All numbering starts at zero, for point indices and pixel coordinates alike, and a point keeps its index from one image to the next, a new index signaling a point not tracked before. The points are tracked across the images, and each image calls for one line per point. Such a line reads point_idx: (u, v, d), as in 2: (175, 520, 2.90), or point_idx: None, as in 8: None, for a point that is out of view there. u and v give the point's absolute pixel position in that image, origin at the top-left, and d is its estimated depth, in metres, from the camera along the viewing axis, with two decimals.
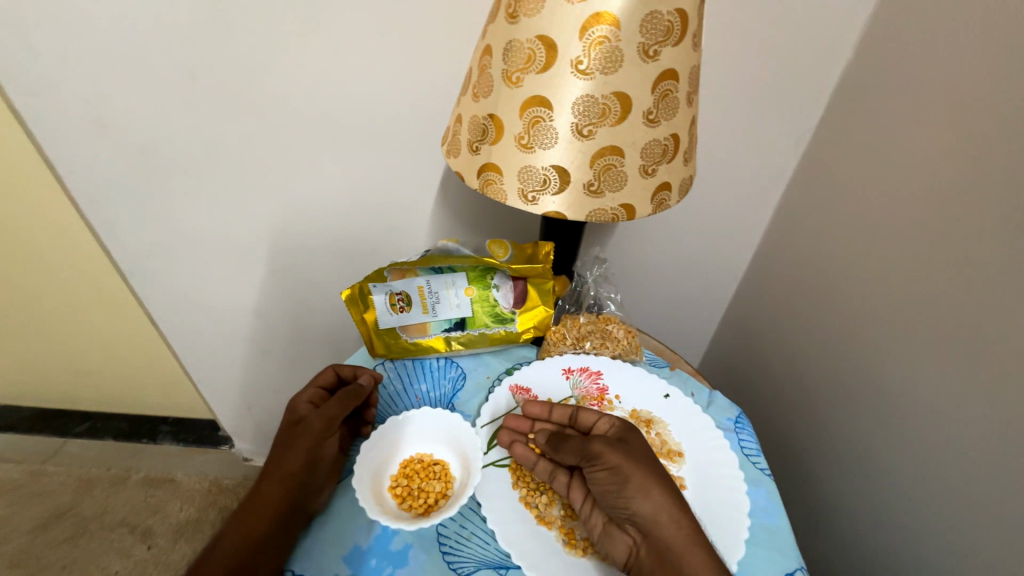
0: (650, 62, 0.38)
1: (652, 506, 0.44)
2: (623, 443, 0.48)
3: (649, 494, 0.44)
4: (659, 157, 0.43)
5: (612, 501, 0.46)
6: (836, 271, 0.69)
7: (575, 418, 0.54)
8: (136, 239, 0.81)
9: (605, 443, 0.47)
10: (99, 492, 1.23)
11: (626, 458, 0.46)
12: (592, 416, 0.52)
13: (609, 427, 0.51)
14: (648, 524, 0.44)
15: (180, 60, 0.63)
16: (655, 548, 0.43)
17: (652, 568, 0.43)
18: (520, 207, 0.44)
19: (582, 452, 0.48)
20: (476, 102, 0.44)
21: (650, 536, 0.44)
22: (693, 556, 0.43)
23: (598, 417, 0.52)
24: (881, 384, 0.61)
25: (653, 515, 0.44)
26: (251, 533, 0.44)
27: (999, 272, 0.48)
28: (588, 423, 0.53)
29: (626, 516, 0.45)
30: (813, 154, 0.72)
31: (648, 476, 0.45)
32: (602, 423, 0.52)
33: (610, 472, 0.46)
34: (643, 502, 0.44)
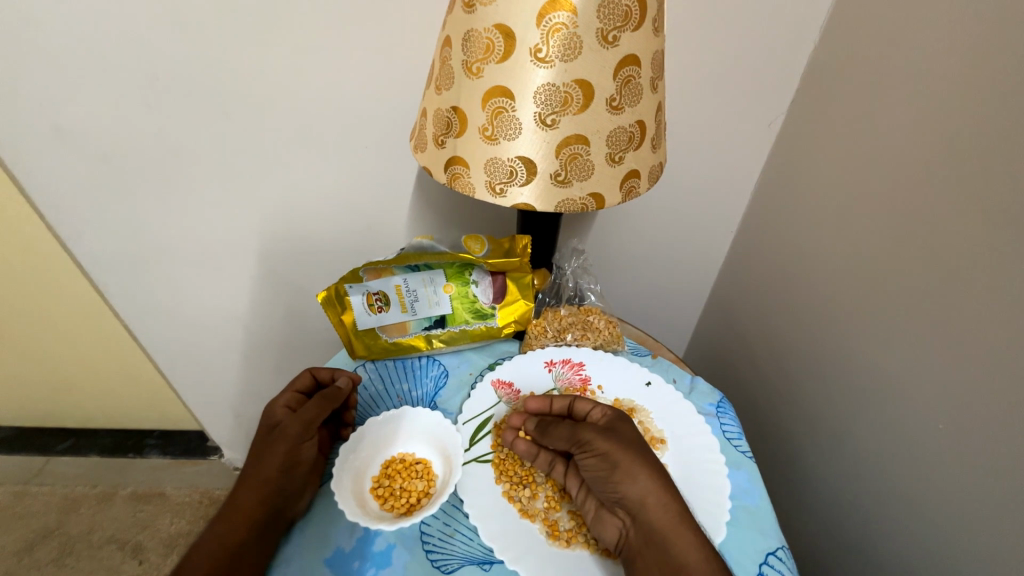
0: (610, 48, 0.38)
1: (640, 490, 0.45)
2: (613, 430, 0.48)
3: (637, 478, 0.45)
4: (626, 145, 0.42)
5: (602, 486, 0.47)
6: (810, 253, 0.69)
7: (571, 409, 0.53)
8: (106, 249, 0.79)
9: (594, 430, 0.48)
10: (85, 510, 1.21)
11: (616, 444, 0.46)
12: (587, 404, 0.51)
13: (602, 416, 0.50)
14: (636, 508, 0.44)
15: (140, 63, 0.62)
16: (644, 531, 0.44)
17: (640, 551, 0.44)
18: (488, 200, 0.43)
19: (572, 439, 0.49)
20: (440, 95, 0.43)
21: (638, 520, 0.44)
22: (680, 537, 0.43)
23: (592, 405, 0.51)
24: (856, 362, 0.61)
25: (641, 498, 0.44)
26: (227, 542, 0.44)
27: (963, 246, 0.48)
28: (581, 413, 0.52)
29: (615, 499, 0.46)
30: (785, 138, 0.73)
31: (636, 461, 0.46)
32: (596, 411, 0.51)
33: (599, 457, 0.46)
34: (632, 486, 0.45)
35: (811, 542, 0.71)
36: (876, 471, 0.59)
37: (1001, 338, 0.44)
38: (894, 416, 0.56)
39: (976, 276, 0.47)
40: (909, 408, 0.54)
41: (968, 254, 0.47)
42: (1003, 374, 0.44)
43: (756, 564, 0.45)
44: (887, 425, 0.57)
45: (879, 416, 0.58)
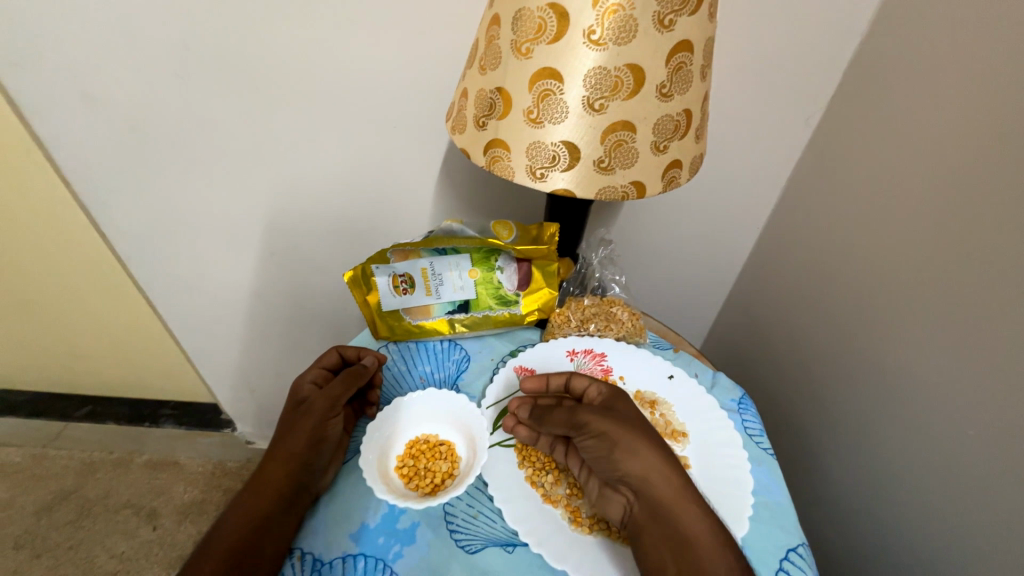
0: (665, 32, 0.37)
1: (641, 465, 0.45)
2: (611, 410, 0.49)
3: (639, 454, 0.45)
4: (671, 134, 0.42)
5: (603, 465, 0.47)
6: (840, 254, 0.68)
7: (569, 385, 0.54)
8: (132, 220, 0.80)
9: (592, 412, 0.48)
10: (102, 475, 1.24)
11: (614, 423, 0.47)
12: (583, 382, 0.53)
13: (598, 395, 0.52)
14: (639, 484, 0.45)
15: (172, 33, 0.61)
16: (648, 506, 0.44)
17: (646, 525, 0.44)
18: (527, 184, 0.43)
19: (570, 423, 0.49)
20: (483, 76, 0.43)
21: (642, 495, 0.45)
22: (685, 509, 0.44)
23: (587, 383, 0.52)
24: (881, 366, 0.61)
25: (643, 474, 0.45)
26: (256, 512, 0.44)
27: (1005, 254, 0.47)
28: (578, 390, 0.53)
29: (617, 477, 0.46)
30: (820, 135, 0.71)
31: (635, 438, 0.46)
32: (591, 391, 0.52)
33: (599, 438, 0.47)
34: (633, 462, 0.45)
35: (823, 541, 0.72)
36: (897, 475, 0.59)
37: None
38: (918, 421, 0.56)
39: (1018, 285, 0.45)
40: (934, 414, 0.54)
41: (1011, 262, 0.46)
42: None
43: (777, 560, 0.46)
44: (910, 430, 0.57)
45: (902, 421, 0.58)
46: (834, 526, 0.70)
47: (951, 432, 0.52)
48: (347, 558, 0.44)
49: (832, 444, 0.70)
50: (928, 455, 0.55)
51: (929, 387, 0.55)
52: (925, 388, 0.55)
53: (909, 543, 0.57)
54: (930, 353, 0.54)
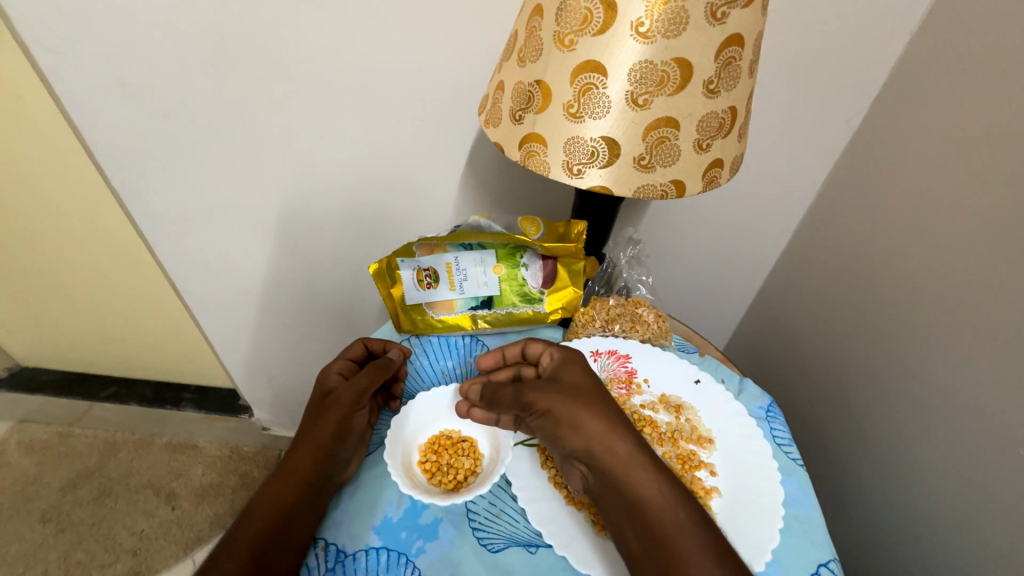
0: (717, 25, 0.35)
1: (583, 438, 0.44)
2: (553, 384, 0.47)
3: (583, 427, 0.44)
4: (715, 131, 0.40)
5: (554, 441, 0.46)
6: (877, 262, 0.66)
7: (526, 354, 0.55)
8: (162, 207, 0.81)
9: (534, 389, 0.47)
10: (124, 455, 1.27)
11: (557, 398, 0.46)
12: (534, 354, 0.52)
13: (551, 362, 0.51)
14: (586, 456, 0.44)
15: (206, 23, 0.61)
16: (600, 478, 0.43)
17: (603, 497, 0.43)
18: (563, 180, 0.42)
19: (516, 402, 0.48)
20: (522, 68, 0.42)
21: (592, 467, 0.43)
22: (637, 477, 0.42)
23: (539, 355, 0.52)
24: (919, 379, 0.59)
25: (587, 446, 0.43)
26: (282, 501, 0.44)
27: None
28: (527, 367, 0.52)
29: (568, 453, 0.45)
30: (861, 137, 0.68)
31: (574, 409, 0.45)
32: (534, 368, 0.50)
33: (542, 414, 0.46)
34: (577, 436, 0.44)
35: (847, 556, 0.70)
36: (931, 493, 0.57)
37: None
38: (959, 440, 0.54)
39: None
40: (977, 432, 0.51)
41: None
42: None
43: (808, 575, 0.45)
44: (950, 448, 0.54)
45: (941, 438, 0.56)
46: (859, 540, 0.68)
47: (996, 453, 0.50)
48: (370, 551, 0.44)
49: (859, 457, 0.68)
50: (967, 474, 0.52)
51: (971, 404, 0.52)
52: (968, 405, 0.52)
53: (941, 563, 0.55)
54: (975, 371, 0.52)
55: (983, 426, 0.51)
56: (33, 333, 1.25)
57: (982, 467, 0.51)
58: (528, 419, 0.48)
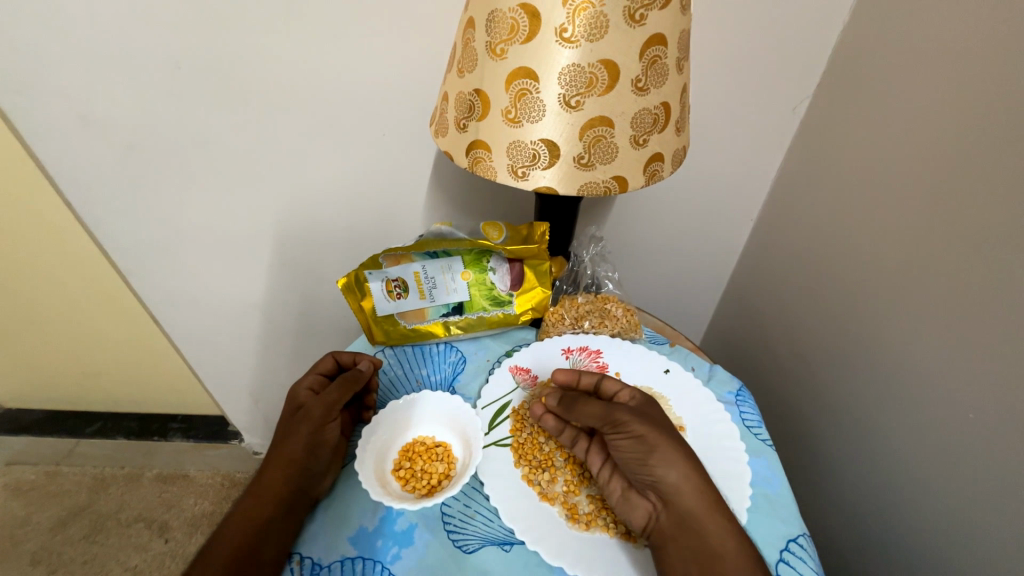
0: (637, 26, 0.37)
1: (676, 475, 0.45)
2: (648, 415, 0.48)
3: (674, 464, 0.45)
4: (650, 127, 0.42)
5: (635, 469, 0.47)
6: (834, 242, 0.68)
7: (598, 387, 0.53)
8: (132, 238, 0.81)
9: (630, 413, 0.47)
10: (114, 490, 1.26)
11: (654, 431, 0.47)
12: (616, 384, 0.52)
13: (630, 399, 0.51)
14: (671, 492, 0.45)
15: (163, 52, 0.62)
16: (677, 516, 0.44)
17: (672, 535, 0.44)
18: (510, 184, 0.43)
19: (606, 418, 0.48)
20: (462, 78, 0.43)
21: (672, 504, 0.45)
22: (714, 524, 0.43)
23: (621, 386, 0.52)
24: (882, 352, 0.60)
25: (676, 484, 0.45)
26: (255, 517, 0.45)
27: (993, 235, 0.47)
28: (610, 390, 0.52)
29: (648, 481, 0.46)
30: (810, 122, 0.71)
31: (672, 446, 0.46)
32: (624, 394, 0.51)
33: (635, 439, 0.46)
34: (668, 469, 0.45)
35: (830, 533, 0.71)
36: (903, 462, 0.58)
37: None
38: (921, 408, 0.55)
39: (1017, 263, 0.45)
40: (940, 398, 0.53)
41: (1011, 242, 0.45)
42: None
43: (777, 551, 0.45)
44: (917, 418, 0.56)
45: (906, 407, 0.57)
46: (840, 517, 0.69)
47: (958, 418, 0.51)
48: (346, 561, 0.44)
49: (834, 434, 0.69)
50: (933, 441, 0.54)
51: (932, 371, 0.54)
52: (929, 372, 0.54)
53: (916, 531, 0.56)
54: (930, 339, 0.54)
55: (944, 393, 0.52)
56: (12, 374, 1.24)
57: (946, 432, 0.52)
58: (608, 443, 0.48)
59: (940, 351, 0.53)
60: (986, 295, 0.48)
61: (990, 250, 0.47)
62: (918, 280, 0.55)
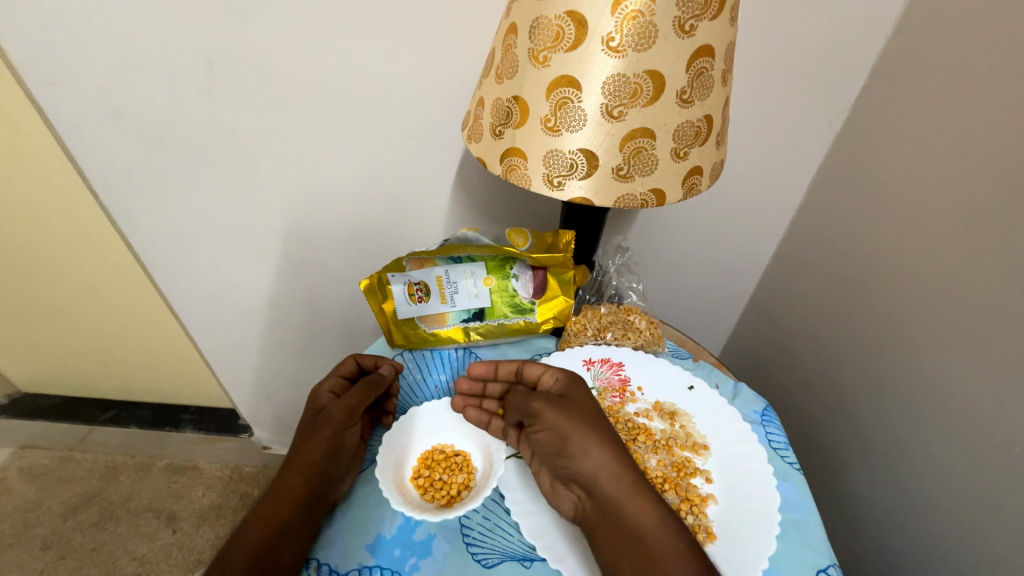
0: (686, 37, 0.36)
1: (592, 462, 0.44)
2: (563, 400, 0.48)
3: (588, 452, 0.44)
4: (691, 140, 0.41)
5: (554, 460, 0.46)
6: (867, 261, 0.66)
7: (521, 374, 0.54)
8: (156, 231, 0.82)
9: (543, 403, 0.48)
10: (125, 479, 1.27)
11: (563, 418, 0.47)
12: (536, 370, 0.53)
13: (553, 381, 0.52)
14: (588, 481, 0.44)
15: (195, 49, 0.62)
16: (598, 504, 0.43)
17: (597, 521, 0.43)
18: (544, 193, 0.42)
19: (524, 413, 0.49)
20: (500, 85, 0.42)
21: (592, 491, 0.44)
22: (633, 501, 0.43)
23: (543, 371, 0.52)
24: (914, 377, 0.58)
25: (592, 471, 0.44)
26: (273, 521, 0.44)
27: None
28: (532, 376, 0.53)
29: (568, 474, 0.45)
30: (845, 137, 0.69)
31: (586, 434, 0.45)
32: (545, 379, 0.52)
33: (549, 430, 0.47)
34: (582, 459, 0.45)
35: (853, 561, 0.69)
36: (932, 494, 0.55)
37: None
38: (952, 439, 0.53)
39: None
40: (976, 431, 0.51)
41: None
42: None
43: None
44: (948, 449, 0.53)
45: (939, 436, 0.55)
46: (863, 544, 0.66)
47: (993, 451, 0.49)
48: (364, 570, 0.43)
49: (861, 459, 0.67)
50: (965, 475, 0.52)
51: (968, 402, 0.51)
52: (963, 401, 0.52)
53: (944, 566, 0.54)
54: (965, 368, 0.52)
55: (978, 426, 0.50)
56: (32, 359, 1.26)
57: (979, 467, 0.50)
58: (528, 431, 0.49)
59: (975, 383, 0.51)
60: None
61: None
62: (954, 306, 0.53)
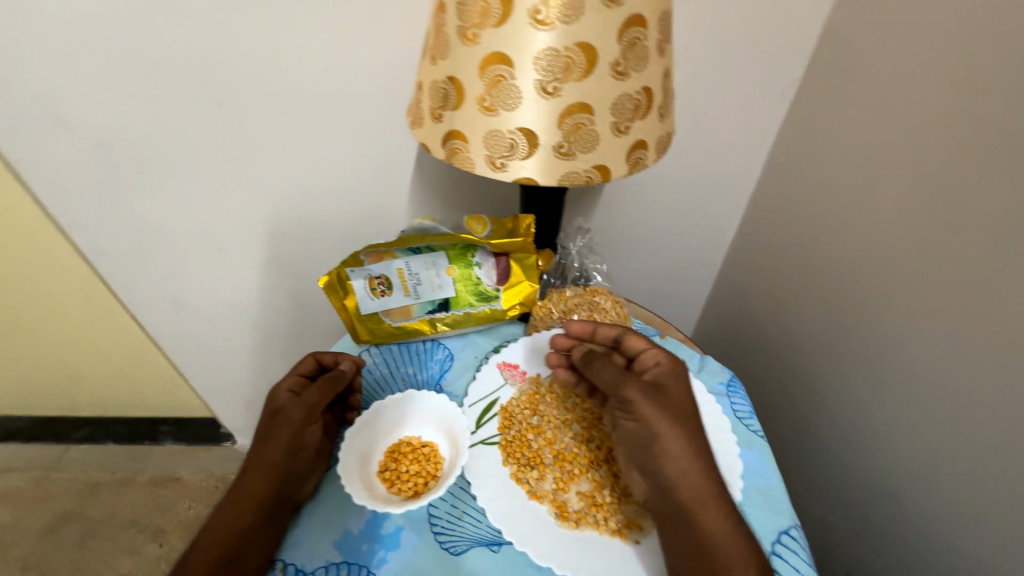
0: (613, 6, 0.35)
1: (676, 460, 0.44)
2: (662, 390, 0.48)
3: (671, 449, 0.45)
4: (631, 113, 0.40)
5: (636, 447, 0.47)
6: (830, 227, 0.67)
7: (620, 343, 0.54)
8: (110, 240, 0.79)
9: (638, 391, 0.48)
10: (105, 495, 1.24)
11: (656, 411, 0.46)
12: (639, 346, 0.52)
13: (652, 362, 0.51)
14: (666, 479, 0.44)
15: (133, 46, 0.60)
16: (671, 500, 0.44)
17: (661, 516, 0.44)
18: (488, 176, 0.41)
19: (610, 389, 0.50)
20: (434, 66, 0.41)
21: (666, 488, 0.44)
22: (706, 511, 0.42)
23: (645, 348, 0.52)
24: (879, 337, 0.60)
25: (675, 468, 0.44)
26: (234, 527, 0.43)
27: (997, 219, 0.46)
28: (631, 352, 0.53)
29: (647, 464, 0.46)
30: (802, 106, 0.69)
31: (677, 430, 0.45)
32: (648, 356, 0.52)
33: (637, 419, 0.47)
34: (665, 454, 0.45)
35: (822, 522, 0.70)
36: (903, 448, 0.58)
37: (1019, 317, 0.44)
38: (918, 394, 0.55)
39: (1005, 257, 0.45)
40: (941, 385, 0.52)
41: (1003, 229, 0.45)
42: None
43: (769, 544, 0.45)
44: (909, 407, 0.56)
45: (904, 391, 0.57)
46: (832, 504, 0.68)
47: (947, 406, 0.52)
48: (331, 567, 0.43)
49: (827, 422, 0.69)
50: (931, 428, 0.54)
51: (927, 358, 0.53)
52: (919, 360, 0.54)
53: (904, 520, 0.56)
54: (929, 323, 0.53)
55: (938, 378, 0.53)
56: None
57: (945, 417, 0.52)
58: (615, 411, 0.50)
59: (939, 339, 0.52)
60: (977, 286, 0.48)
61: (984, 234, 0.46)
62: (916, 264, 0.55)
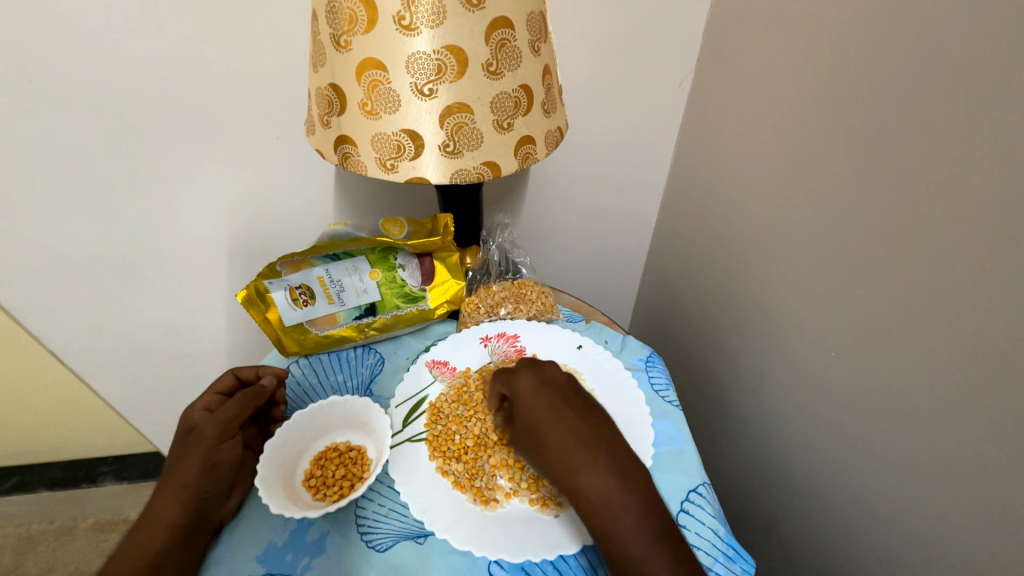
0: (476, 10, 0.37)
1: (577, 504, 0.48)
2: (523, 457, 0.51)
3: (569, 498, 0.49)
4: (513, 110, 0.42)
5: None
6: (718, 207, 0.71)
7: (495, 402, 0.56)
8: (13, 272, 0.75)
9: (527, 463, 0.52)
10: (45, 548, 1.14)
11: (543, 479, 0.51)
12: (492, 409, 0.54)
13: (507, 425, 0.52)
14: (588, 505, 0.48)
15: (19, 68, 0.59)
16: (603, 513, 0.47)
17: None
18: (381, 177, 0.42)
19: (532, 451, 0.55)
20: (317, 74, 0.42)
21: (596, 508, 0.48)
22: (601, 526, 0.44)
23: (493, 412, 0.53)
24: (760, 308, 0.64)
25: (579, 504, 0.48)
26: (146, 552, 0.42)
27: (829, 191, 0.51)
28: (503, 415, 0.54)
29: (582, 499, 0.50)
30: (693, 98, 0.75)
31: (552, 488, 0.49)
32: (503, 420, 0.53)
33: None
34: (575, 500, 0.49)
35: (738, 486, 0.75)
36: (784, 412, 0.61)
37: (855, 269, 0.48)
38: (791, 356, 0.59)
39: (846, 210, 0.49)
40: (803, 347, 0.57)
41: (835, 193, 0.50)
42: (864, 305, 0.47)
43: (678, 503, 0.48)
44: (789, 364, 0.59)
45: (779, 352, 0.61)
46: (740, 465, 0.73)
47: (815, 358, 0.55)
48: None
49: None
50: (802, 386, 0.58)
51: (796, 321, 0.57)
52: (793, 317, 0.58)
53: (793, 472, 0.61)
54: (788, 290, 0.58)
55: (805, 337, 0.56)
56: None
57: (808, 378, 0.56)
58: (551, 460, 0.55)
59: (796, 302, 0.57)
60: (826, 239, 0.51)
61: (823, 202, 0.52)
62: (778, 236, 0.59)
